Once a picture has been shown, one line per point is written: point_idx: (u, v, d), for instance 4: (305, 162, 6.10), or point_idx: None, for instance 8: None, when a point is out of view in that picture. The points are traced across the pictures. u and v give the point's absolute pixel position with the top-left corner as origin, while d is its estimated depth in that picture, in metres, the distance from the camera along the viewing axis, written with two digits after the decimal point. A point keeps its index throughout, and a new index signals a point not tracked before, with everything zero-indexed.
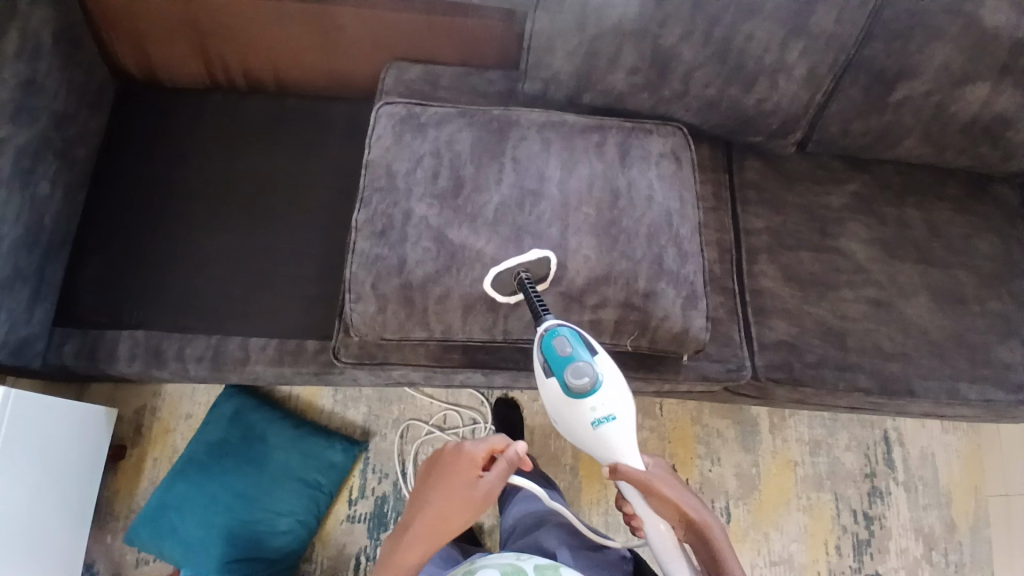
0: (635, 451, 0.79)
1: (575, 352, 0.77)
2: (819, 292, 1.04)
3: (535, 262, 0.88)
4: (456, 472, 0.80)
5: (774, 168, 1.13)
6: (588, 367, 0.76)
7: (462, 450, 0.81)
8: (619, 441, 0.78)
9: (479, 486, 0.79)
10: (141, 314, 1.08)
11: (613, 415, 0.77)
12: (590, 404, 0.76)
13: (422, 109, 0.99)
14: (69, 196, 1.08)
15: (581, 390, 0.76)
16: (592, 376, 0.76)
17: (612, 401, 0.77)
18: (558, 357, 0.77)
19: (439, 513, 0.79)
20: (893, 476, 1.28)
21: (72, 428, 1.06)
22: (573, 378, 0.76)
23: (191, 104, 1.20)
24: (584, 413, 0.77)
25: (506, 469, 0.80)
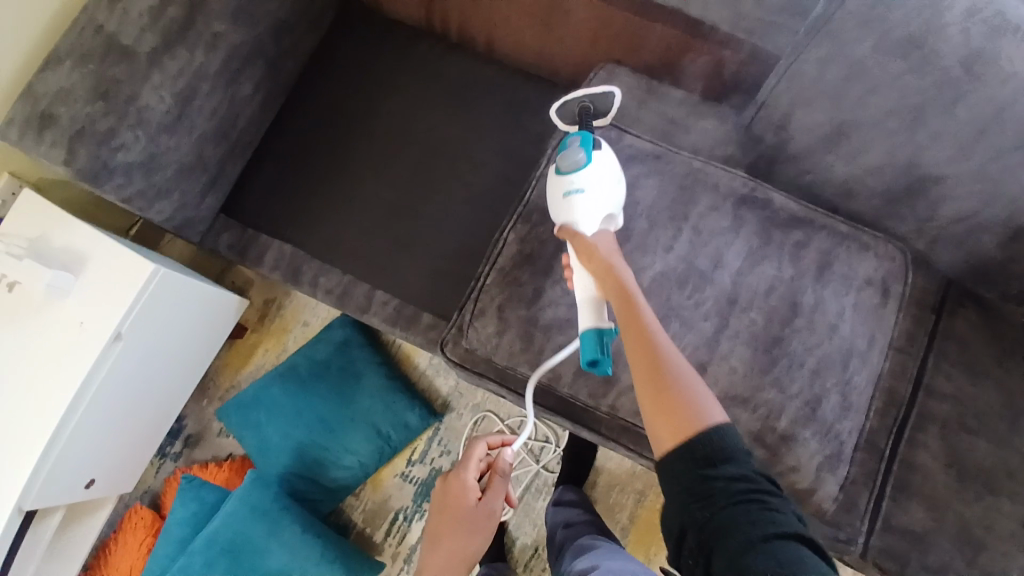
0: (597, 227, 0.77)
1: (579, 140, 0.79)
2: (979, 494, 0.87)
3: (599, 96, 0.95)
4: (460, 498, 0.94)
5: (988, 331, 0.94)
6: (580, 148, 0.78)
7: (458, 476, 0.95)
8: (584, 216, 0.76)
9: (480, 505, 0.94)
10: (293, 230, 1.12)
11: (585, 188, 0.76)
12: (568, 178, 0.77)
13: (618, 137, 0.90)
14: (267, 100, 1.11)
15: (569, 165, 0.77)
16: (581, 155, 0.77)
17: (591, 178, 0.76)
18: (566, 143, 0.80)
19: (460, 540, 0.93)
20: None
21: (203, 311, 1.15)
22: (563, 152, 0.78)
23: (401, 43, 1.18)
24: (560, 184, 0.78)
25: (500, 482, 0.95)
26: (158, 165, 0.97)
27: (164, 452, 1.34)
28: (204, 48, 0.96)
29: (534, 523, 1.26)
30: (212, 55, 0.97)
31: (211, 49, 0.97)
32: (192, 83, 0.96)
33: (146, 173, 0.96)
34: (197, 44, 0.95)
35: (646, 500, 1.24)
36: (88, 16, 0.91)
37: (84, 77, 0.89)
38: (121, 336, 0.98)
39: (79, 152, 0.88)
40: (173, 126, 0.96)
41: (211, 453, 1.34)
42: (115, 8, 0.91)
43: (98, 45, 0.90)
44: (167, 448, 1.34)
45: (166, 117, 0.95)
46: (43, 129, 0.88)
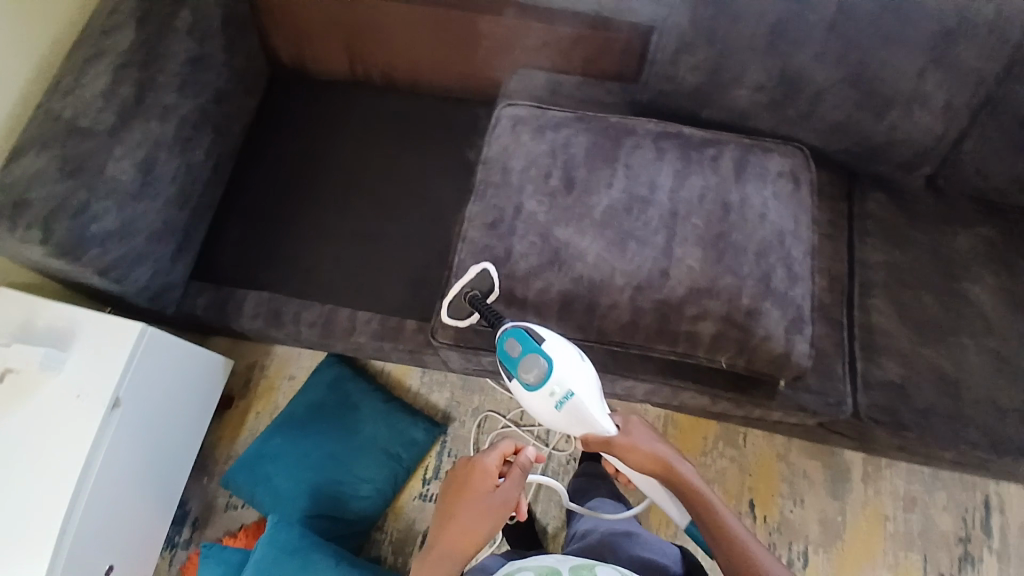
0: (603, 415, 0.83)
1: (523, 348, 0.82)
2: (934, 335, 0.99)
3: (477, 278, 0.92)
4: (476, 482, 0.86)
5: (896, 203, 1.08)
6: (535, 360, 0.81)
7: (476, 462, 0.87)
8: (589, 410, 0.82)
9: (496, 493, 0.85)
10: (266, 276, 1.18)
11: (571, 390, 0.81)
12: (548, 389, 0.81)
13: (543, 112, 1.03)
14: (220, 164, 1.20)
15: (535, 379, 0.81)
16: (540, 363, 0.81)
17: (567, 377, 0.81)
18: (508, 355, 0.83)
19: (468, 520, 0.83)
20: (990, 545, 1.20)
21: (192, 374, 1.18)
22: (521, 373, 0.82)
23: (332, 96, 1.31)
24: (546, 398, 0.82)
25: (519, 474, 0.87)
26: (131, 232, 1.03)
27: (174, 543, 1.31)
28: (157, 119, 1.06)
29: (558, 505, 1.29)
30: (166, 125, 1.07)
31: (164, 120, 1.07)
32: (151, 153, 1.05)
33: (121, 240, 1.02)
34: (151, 117, 1.05)
35: None
36: (45, 108, 0.99)
37: (53, 158, 0.96)
38: (118, 402, 1.01)
39: (55, 229, 0.94)
40: (139, 194, 1.03)
41: (224, 529, 1.31)
42: (70, 95, 1.00)
43: (59, 129, 0.97)
44: (177, 537, 1.31)
45: (130, 186, 1.02)
46: (15, 215, 0.92)
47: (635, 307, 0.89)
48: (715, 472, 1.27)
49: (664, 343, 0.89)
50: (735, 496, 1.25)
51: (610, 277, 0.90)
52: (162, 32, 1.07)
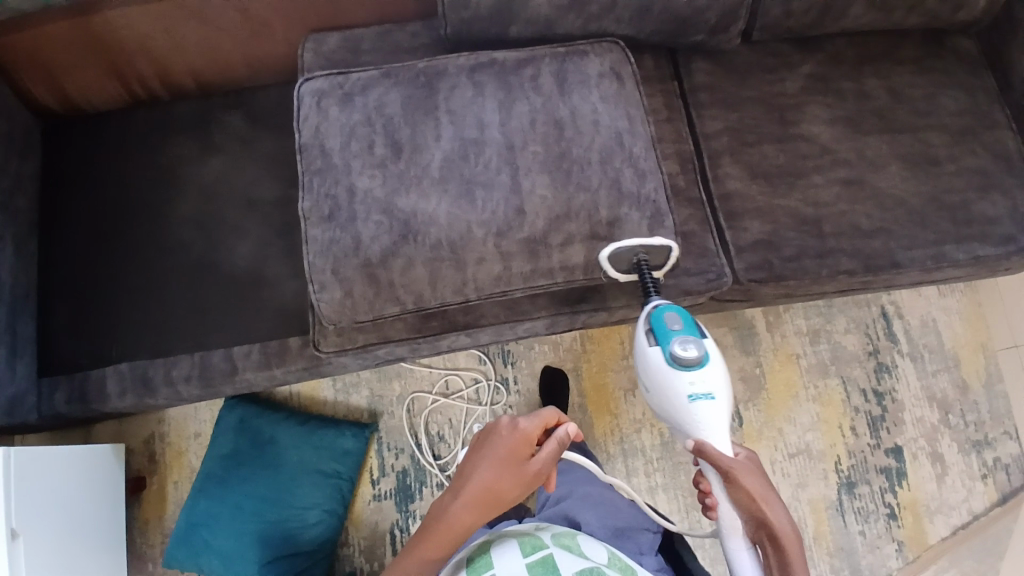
0: (726, 436, 0.82)
1: (683, 327, 0.83)
2: (788, 182, 1.02)
3: (657, 247, 0.87)
4: (510, 447, 0.74)
5: (722, 65, 1.08)
6: (696, 345, 0.82)
7: (513, 425, 0.75)
8: (715, 419, 0.82)
9: (531, 463, 0.74)
10: (121, 345, 1.07)
11: (711, 392, 0.82)
12: (689, 378, 0.82)
13: (344, 79, 0.94)
14: (20, 246, 1.05)
15: (687, 361, 0.82)
16: (698, 350, 0.82)
17: (710, 379, 0.83)
18: (665, 326, 0.83)
19: (491, 480, 0.72)
20: (897, 350, 1.31)
21: (80, 470, 1.08)
22: (677, 347, 0.82)
23: (119, 125, 1.16)
24: (682, 385, 0.82)
25: (556, 450, 0.76)
26: None
27: None
28: None
29: None
30: None
31: None
32: None
33: None
34: None
35: (583, 371, 1.31)
36: None
37: None
38: (17, 531, 0.91)
39: None
40: None
41: None
42: None
43: None
44: None
45: None
46: None
47: (502, 254, 0.86)
48: None
49: (544, 279, 0.87)
50: None
51: (468, 232, 0.86)
52: None
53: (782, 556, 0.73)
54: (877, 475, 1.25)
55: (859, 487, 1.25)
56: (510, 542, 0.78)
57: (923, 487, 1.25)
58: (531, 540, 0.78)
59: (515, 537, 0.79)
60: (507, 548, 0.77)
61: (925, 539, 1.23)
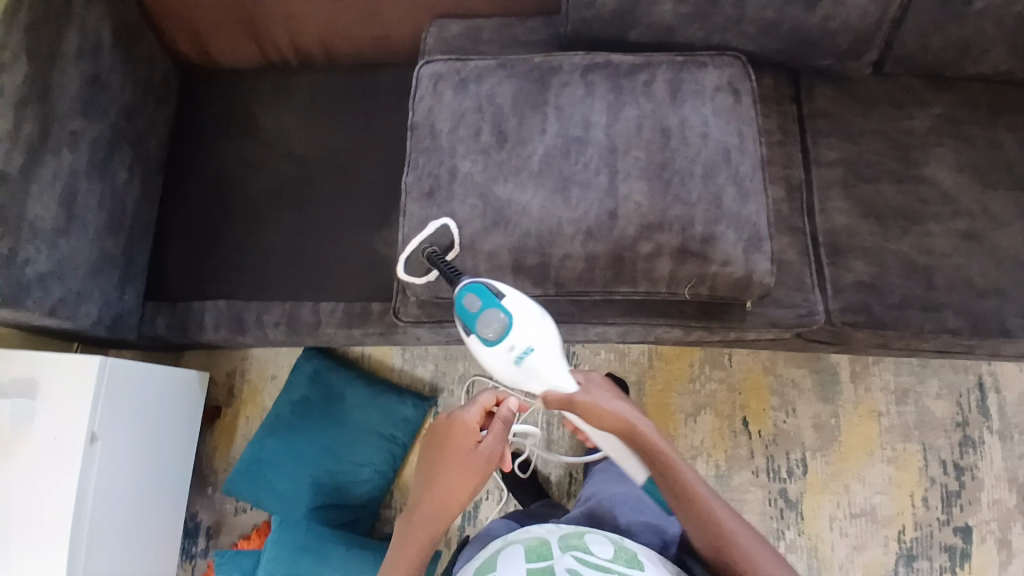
0: (563, 373, 0.79)
1: (483, 304, 0.76)
2: (900, 227, 0.96)
3: (436, 233, 0.89)
4: (455, 440, 0.79)
5: (846, 95, 1.03)
6: (495, 314, 0.75)
7: (457, 418, 0.80)
8: (549, 366, 0.77)
9: (478, 450, 0.79)
10: (221, 284, 1.15)
11: (532, 346, 0.76)
12: (507, 345, 0.75)
13: (462, 63, 0.97)
14: (147, 181, 1.15)
15: (498, 334, 0.75)
16: (502, 318, 0.75)
17: (528, 333, 0.76)
18: (466, 310, 0.76)
19: (448, 476, 0.78)
20: (989, 426, 1.21)
21: (164, 393, 1.17)
22: (480, 328, 0.75)
23: (251, 82, 1.25)
24: (504, 354, 0.76)
25: (500, 429, 0.80)
26: (68, 269, 0.97)
27: (193, 555, 1.32)
28: (68, 147, 0.97)
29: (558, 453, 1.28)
30: (77, 151, 0.99)
31: (75, 146, 0.98)
32: (71, 183, 0.98)
33: (60, 279, 0.96)
34: (62, 146, 0.96)
35: (646, 386, 1.29)
36: None
37: None
38: (95, 437, 1.00)
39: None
40: (68, 228, 0.97)
41: (238, 533, 1.32)
42: None
43: None
44: (194, 550, 1.32)
45: (57, 222, 0.95)
46: None
47: (588, 255, 0.86)
48: (705, 396, 1.27)
49: (625, 285, 0.87)
50: (727, 414, 1.26)
51: (558, 228, 0.87)
52: (53, 58, 0.95)
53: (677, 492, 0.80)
54: (941, 552, 1.17)
55: (920, 561, 1.17)
56: (518, 550, 0.77)
57: None
58: (539, 547, 0.77)
59: (523, 544, 0.78)
60: (509, 557, 0.76)
61: None
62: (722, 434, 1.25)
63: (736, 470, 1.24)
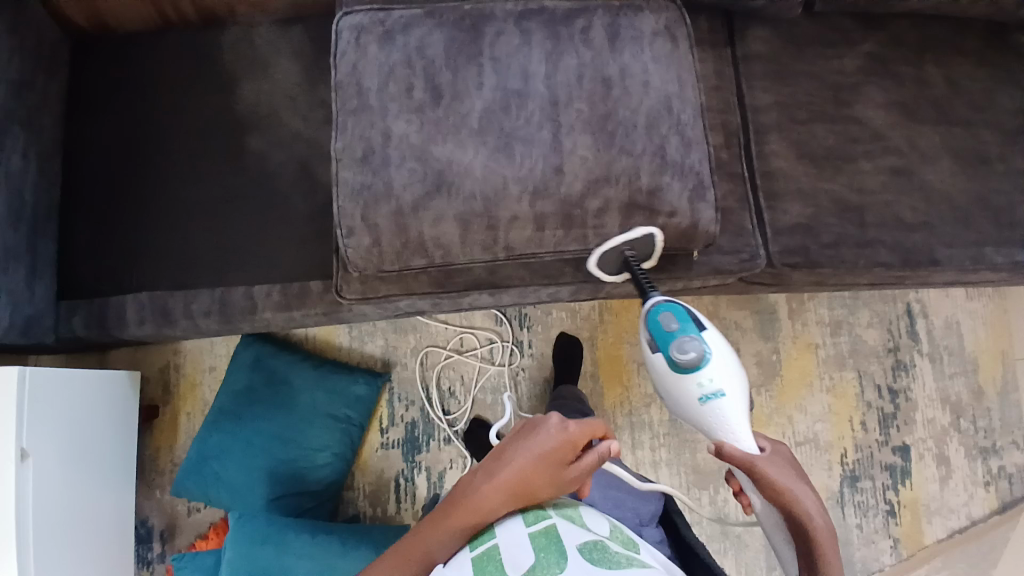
0: (749, 433, 0.75)
1: (681, 327, 0.78)
2: (834, 166, 0.98)
3: (640, 239, 0.85)
4: (555, 448, 0.71)
5: (778, 35, 1.03)
6: (699, 343, 0.77)
7: (563, 427, 0.73)
8: (731, 419, 0.76)
9: (570, 468, 0.72)
10: (142, 275, 1.06)
11: (722, 392, 0.76)
12: (697, 379, 0.77)
13: (387, 16, 0.91)
14: (44, 165, 1.03)
15: (688, 366, 0.76)
16: (699, 351, 0.76)
17: (720, 376, 0.77)
18: (660, 327, 0.79)
19: (527, 472, 0.70)
20: (917, 349, 1.29)
21: (96, 395, 1.09)
22: (675, 351, 0.77)
23: (151, 48, 1.13)
24: (692, 388, 0.77)
25: (595, 461, 0.74)
26: None
27: (147, 559, 1.26)
28: None
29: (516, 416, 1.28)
30: None
31: None
32: None
33: None
34: None
35: (599, 342, 1.30)
36: None
37: None
38: (26, 453, 0.92)
39: None
40: None
41: (192, 532, 1.27)
42: None
43: None
44: (148, 554, 1.26)
45: None
46: None
47: (537, 214, 0.84)
48: None
49: (575, 244, 0.85)
50: None
51: (503, 188, 0.83)
52: None
53: (811, 550, 0.68)
54: (881, 471, 1.25)
55: (862, 480, 1.25)
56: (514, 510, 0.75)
57: (925, 488, 1.25)
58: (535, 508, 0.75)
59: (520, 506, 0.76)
60: (510, 519, 0.74)
61: (921, 538, 1.24)
62: None
63: None
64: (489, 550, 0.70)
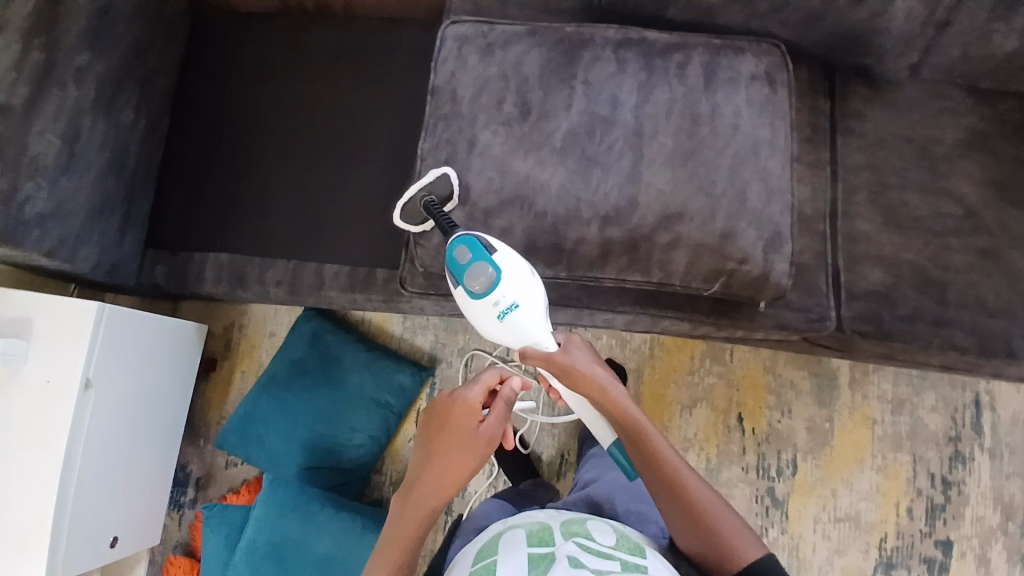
0: (546, 334, 0.78)
1: (473, 255, 0.75)
2: (921, 239, 0.94)
3: (436, 182, 0.86)
4: (456, 419, 0.79)
5: (881, 97, 1.00)
6: (484, 266, 0.74)
7: (460, 397, 0.80)
8: (531, 323, 0.76)
9: (480, 431, 0.79)
10: (224, 238, 1.13)
11: (517, 303, 0.75)
12: (492, 299, 0.75)
13: (490, 28, 0.93)
14: (152, 124, 1.11)
15: (482, 288, 0.74)
16: (490, 274, 0.74)
17: (513, 288, 0.75)
18: (454, 260, 0.76)
19: (449, 460, 0.77)
20: (980, 442, 1.21)
21: (163, 342, 1.16)
22: (467, 280, 0.75)
23: (268, 30, 1.20)
24: (489, 309, 0.75)
25: (503, 410, 0.80)
26: (67, 211, 0.95)
27: (180, 503, 1.32)
28: (74, 82, 0.94)
29: (551, 433, 1.28)
30: (84, 88, 0.96)
31: (81, 83, 0.95)
32: (75, 121, 0.95)
33: (60, 220, 0.94)
34: (67, 81, 0.93)
35: (645, 375, 1.28)
36: None
37: None
38: (89, 384, 0.99)
39: None
40: (69, 168, 0.94)
41: (226, 486, 1.33)
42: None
43: None
44: (182, 498, 1.33)
45: (59, 160, 0.93)
46: None
47: (604, 240, 0.84)
48: (703, 390, 1.27)
49: (639, 275, 0.85)
50: (723, 410, 1.26)
51: (575, 210, 0.84)
52: None
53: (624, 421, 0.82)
54: (920, 564, 1.18)
55: (898, 569, 1.18)
56: (519, 533, 0.77)
57: None
58: (540, 532, 0.76)
59: (524, 528, 0.78)
60: (513, 540, 0.75)
61: None
62: (715, 429, 1.25)
63: (725, 465, 1.24)
64: (487, 566, 0.71)
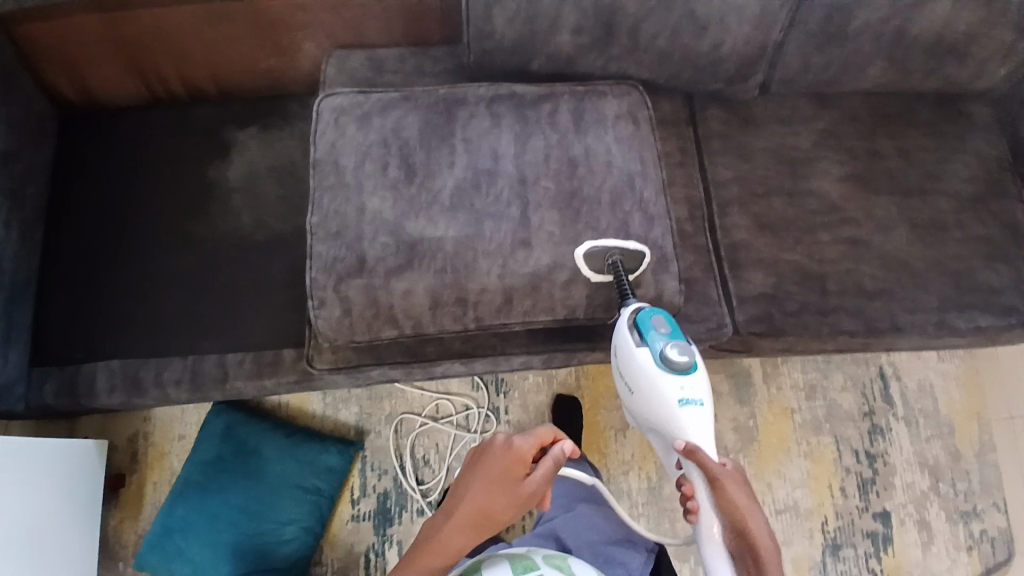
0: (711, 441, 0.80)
1: (670, 332, 0.81)
2: (796, 237, 1.02)
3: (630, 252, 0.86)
4: (499, 465, 0.74)
5: (735, 116, 1.09)
6: (689, 350, 0.80)
7: (510, 445, 0.75)
8: (704, 424, 0.80)
9: (525, 484, 0.74)
10: (115, 343, 1.05)
11: (699, 398, 0.80)
12: (680, 382, 0.79)
13: (365, 98, 0.94)
14: (23, 234, 1.04)
15: (677, 367, 0.79)
16: (690, 357, 0.80)
17: (700, 385, 0.80)
18: (653, 323, 0.80)
19: (483, 501, 0.74)
20: (892, 412, 1.30)
21: (62, 468, 1.06)
22: (669, 351, 0.79)
23: (137, 123, 1.16)
24: (672, 390, 0.79)
25: (551, 468, 0.76)
26: None
27: None
28: None
29: None
30: None
31: None
32: None
33: None
34: None
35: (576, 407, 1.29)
36: None
37: None
38: None
39: None
40: None
41: None
42: None
43: None
44: None
45: None
46: None
47: (505, 287, 0.85)
48: None
49: (544, 315, 0.87)
50: None
51: (472, 263, 0.85)
52: None
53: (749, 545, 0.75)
54: (863, 539, 1.24)
55: (844, 548, 1.23)
56: (502, 563, 0.85)
57: (910, 556, 1.23)
58: (523, 561, 0.86)
59: (507, 558, 0.86)
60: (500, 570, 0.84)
61: None
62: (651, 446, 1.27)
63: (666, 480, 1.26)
64: None
